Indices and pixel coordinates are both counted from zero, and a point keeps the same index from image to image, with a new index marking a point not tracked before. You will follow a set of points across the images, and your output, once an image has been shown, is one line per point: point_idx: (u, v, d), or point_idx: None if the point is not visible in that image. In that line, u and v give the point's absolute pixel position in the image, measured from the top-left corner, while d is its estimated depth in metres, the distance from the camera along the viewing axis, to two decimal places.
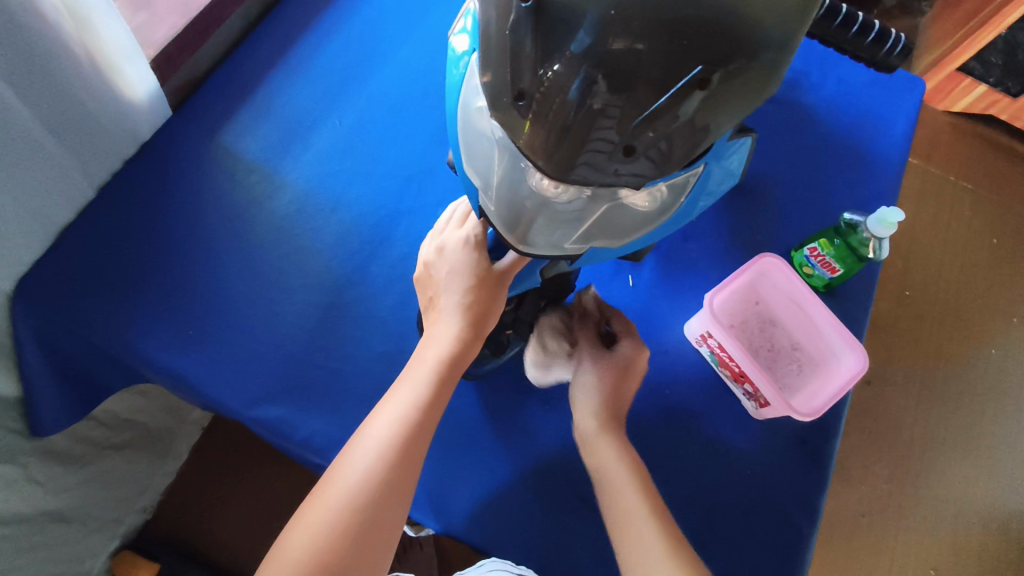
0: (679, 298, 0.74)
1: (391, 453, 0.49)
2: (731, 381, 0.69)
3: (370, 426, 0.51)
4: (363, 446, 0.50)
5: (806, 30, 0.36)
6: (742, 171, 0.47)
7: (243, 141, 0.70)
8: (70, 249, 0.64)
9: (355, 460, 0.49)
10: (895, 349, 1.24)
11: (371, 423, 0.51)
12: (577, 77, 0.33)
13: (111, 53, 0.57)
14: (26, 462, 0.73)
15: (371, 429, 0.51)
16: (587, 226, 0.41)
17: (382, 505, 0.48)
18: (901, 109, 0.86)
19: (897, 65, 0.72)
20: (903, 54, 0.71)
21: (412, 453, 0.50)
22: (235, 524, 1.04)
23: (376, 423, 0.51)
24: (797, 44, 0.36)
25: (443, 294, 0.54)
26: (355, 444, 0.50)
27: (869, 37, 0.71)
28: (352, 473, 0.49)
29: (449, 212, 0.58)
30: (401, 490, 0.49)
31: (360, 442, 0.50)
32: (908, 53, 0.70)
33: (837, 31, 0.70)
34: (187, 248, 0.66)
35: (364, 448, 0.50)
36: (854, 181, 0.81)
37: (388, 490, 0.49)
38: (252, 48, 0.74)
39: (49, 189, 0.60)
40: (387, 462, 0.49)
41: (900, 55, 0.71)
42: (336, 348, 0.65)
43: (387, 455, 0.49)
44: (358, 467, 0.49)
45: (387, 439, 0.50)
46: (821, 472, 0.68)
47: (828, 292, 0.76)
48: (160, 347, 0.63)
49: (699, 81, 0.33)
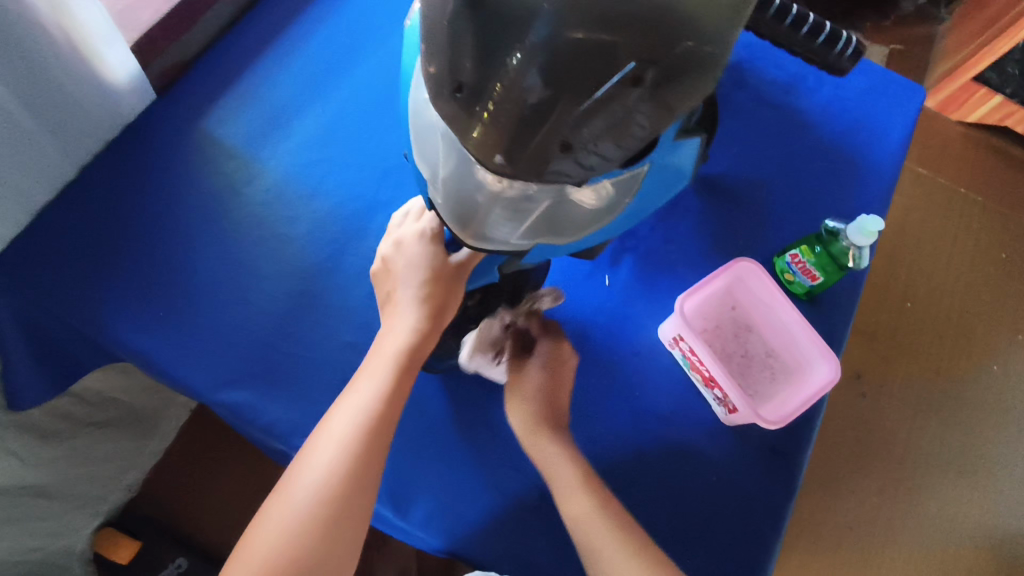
0: (654, 299, 0.74)
1: (354, 445, 0.49)
2: (703, 386, 0.69)
3: (333, 421, 0.51)
4: (325, 441, 0.50)
5: (740, 26, 0.36)
6: (690, 170, 0.47)
7: (224, 128, 0.71)
8: (48, 228, 0.65)
9: (319, 453, 0.49)
10: (892, 363, 1.22)
11: (333, 418, 0.51)
12: (527, 72, 0.33)
13: (89, 35, 0.58)
14: (5, 435, 0.74)
15: (334, 422, 0.51)
16: (531, 220, 0.41)
17: (350, 498, 0.48)
18: (898, 116, 0.84)
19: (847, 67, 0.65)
20: (854, 55, 0.64)
21: (376, 443, 0.50)
22: (219, 506, 1.06)
23: (338, 418, 0.51)
24: (731, 43, 0.36)
25: (400, 286, 0.54)
26: (316, 440, 0.50)
27: (819, 38, 0.63)
28: (315, 468, 0.49)
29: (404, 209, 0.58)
30: (367, 480, 0.49)
31: (323, 435, 0.50)
32: (860, 54, 0.63)
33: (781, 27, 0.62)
34: (163, 231, 0.67)
35: (327, 443, 0.50)
36: (841, 189, 0.80)
37: (354, 482, 0.49)
38: (238, 34, 0.74)
39: (26, 168, 0.61)
40: (350, 455, 0.49)
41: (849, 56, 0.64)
42: (306, 335, 0.66)
43: (350, 448, 0.49)
44: (322, 462, 0.49)
45: (350, 432, 0.50)
46: (790, 479, 0.68)
47: (809, 300, 0.74)
48: (131, 326, 0.64)
49: (632, 78, 0.33)
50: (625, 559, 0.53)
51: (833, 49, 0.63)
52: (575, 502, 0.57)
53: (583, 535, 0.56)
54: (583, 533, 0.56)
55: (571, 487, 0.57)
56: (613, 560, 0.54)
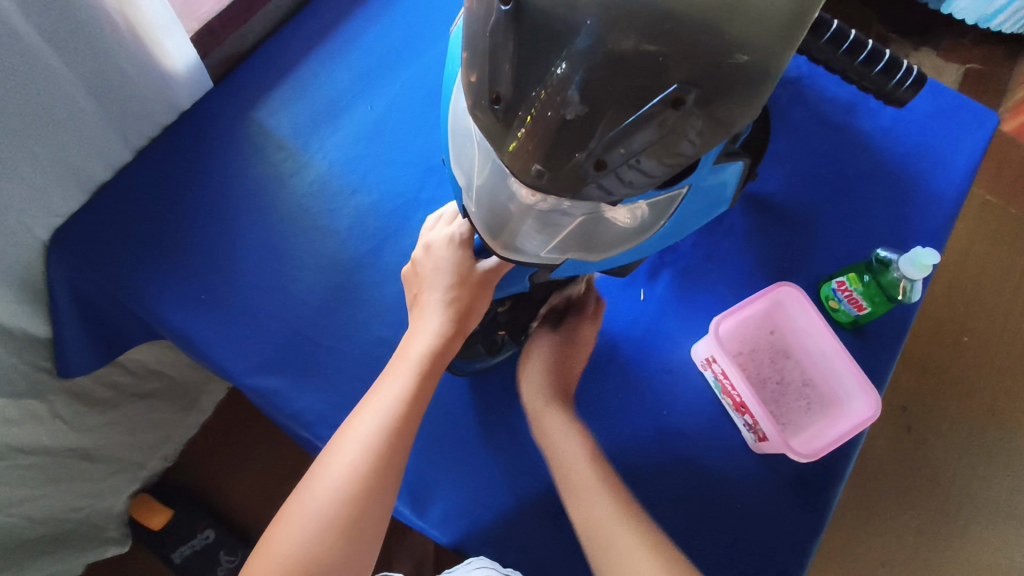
0: (690, 318, 0.72)
1: (377, 446, 0.49)
2: (733, 411, 0.67)
3: (357, 421, 0.51)
4: (349, 441, 0.49)
5: (793, 52, 0.35)
6: (730, 196, 0.46)
7: (276, 119, 0.72)
8: (102, 207, 0.68)
9: (342, 452, 0.49)
10: (944, 398, 1.17)
11: (357, 419, 0.51)
12: (574, 85, 0.32)
13: (151, 23, 0.60)
14: (53, 399, 0.78)
15: (358, 421, 0.50)
16: (562, 236, 0.41)
17: (373, 499, 0.48)
18: (967, 142, 0.79)
19: (906, 98, 0.63)
20: (913, 85, 0.62)
21: (399, 444, 0.50)
22: (250, 481, 1.09)
23: (362, 419, 0.50)
24: (781, 69, 0.34)
25: (427, 289, 0.54)
26: (340, 440, 0.50)
27: (877, 66, 0.61)
28: (337, 467, 0.48)
29: (438, 212, 0.59)
30: (390, 481, 0.49)
31: (347, 434, 0.50)
32: (920, 86, 0.61)
33: (843, 59, 0.60)
34: (210, 216, 0.69)
35: (351, 442, 0.49)
36: (899, 216, 0.76)
37: (377, 482, 0.48)
38: (297, 27, 0.76)
39: (87, 148, 0.64)
40: (373, 456, 0.49)
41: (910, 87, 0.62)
42: (338, 326, 0.67)
43: (373, 448, 0.49)
44: (344, 461, 0.48)
45: (374, 433, 0.49)
46: (819, 512, 0.65)
47: (854, 329, 0.71)
48: (173, 306, 0.66)
49: (673, 99, 0.32)
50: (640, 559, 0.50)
51: (892, 79, 0.61)
52: (585, 501, 0.54)
53: (592, 526, 0.53)
54: (591, 529, 0.53)
55: (585, 484, 0.55)
56: (627, 556, 0.50)
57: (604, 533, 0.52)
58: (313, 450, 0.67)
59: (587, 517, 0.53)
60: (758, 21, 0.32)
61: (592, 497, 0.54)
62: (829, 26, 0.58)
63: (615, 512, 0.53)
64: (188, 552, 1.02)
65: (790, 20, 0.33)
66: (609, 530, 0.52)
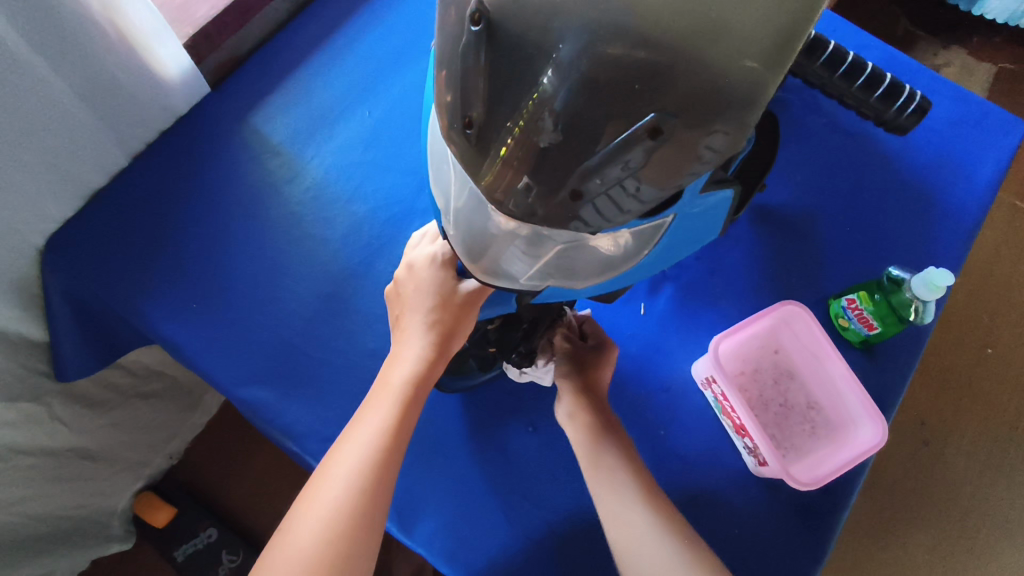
0: (693, 334, 0.70)
1: (362, 480, 0.48)
2: (733, 433, 0.64)
3: (339, 455, 0.49)
4: (332, 475, 0.48)
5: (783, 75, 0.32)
6: (722, 222, 0.44)
7: (271, 125, 0.71)
8: (97, 213, 0.67)
9: (325, 488, 0.47)
10: (963, 412, 1.12)
11: (340, 452, 0.49)
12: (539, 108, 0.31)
13: (140, 29, 0.59)
14: (52, 401, 0.78)
15: (341, 454, 0.49)
16: (542, 264, 0.39)
17: (359, 535, 0.46)
18: (991, 153, 0.76)
19: (908, 127, 0.60)
20: (916, 113, 0.59)
21: (384, 477, 0.49)
22: (253, 481, 1.09)
23: (345, 451, 0.49)
24: (770, 95, 0.32)
25: (409, 311, 0.53)
26: (322, 476, 0.48)
27: (876, 92, 0.59)
28: (321, 505, 0.46)
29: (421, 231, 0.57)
30: (376, 515, 0.48)
31: (330, 469, 0.48)
32: (921, 115, 0.58)
33: (838, 83, 0.58)
34: (204, 223, 0.68)
35: (335, 477, 0.48)
36: (916, 230, 0.73)
37: (363, 518, 0.47)
38: (295, 31, 0.74)
39: (79, 156, 0.63)
40: (357, 490, 0.47)
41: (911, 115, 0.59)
42: (329, 337, 0.66)
43: (358, 482, 0.47)
44: (327, 498, 0.47)
45: (357, 467, 0.48)
46: (820, 541, 0.63)
47: (864, 349, 0.69)
48: (165, 315, 0.66)
49: (650, 129, 0.30)
50: (630, 501, 0.54)
51: (891, 105, 0.59)
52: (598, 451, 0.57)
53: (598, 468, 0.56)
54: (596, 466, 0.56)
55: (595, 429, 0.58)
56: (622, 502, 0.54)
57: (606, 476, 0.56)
58: (302, 462, 0.66)
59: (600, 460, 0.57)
60: (745, 45, 0.30)
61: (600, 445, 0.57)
62: (823, 47, 0.56)
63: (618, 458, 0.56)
64: (189, 551, 1.03)
65: (777, 44, 0.31)
66: (607, 473, 0.55)
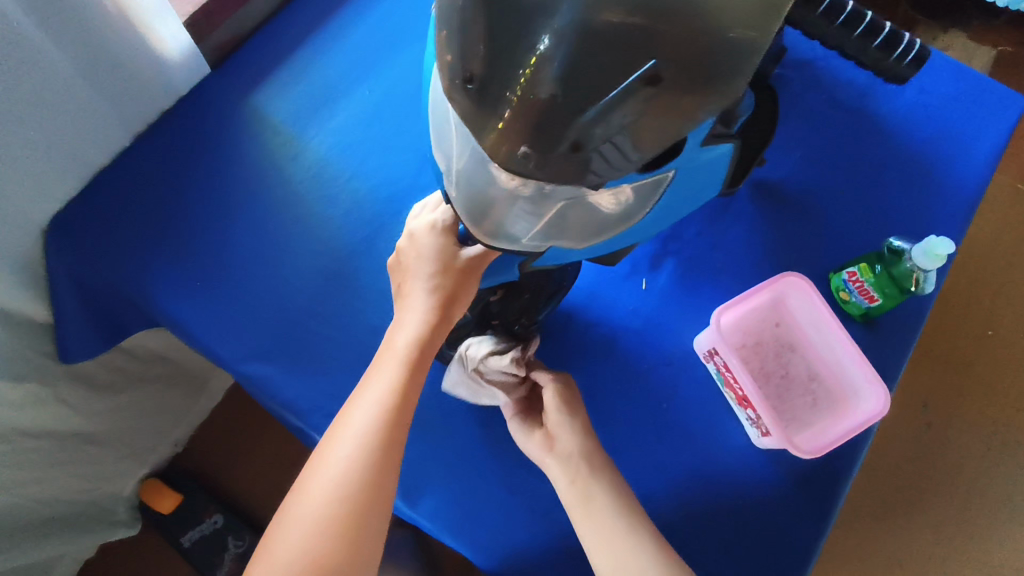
0: (694, 309, 0.70)
1: (370, 441, 0.48)
2: (736, 405, 0.65)
3: (348, 417, 0.50)
4: (342, 437, 0.49)
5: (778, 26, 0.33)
6: (721, 177, 0.44)
7: (273, 104, 0.72)
8: (100, 193, 0.68)
9: (336, 449, 0.48)
10: (965, 393, 1.13)
11: (348, 414, 0.50)
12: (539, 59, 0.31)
13: (143, 11, 0.60)
14: (57, 384, 0.79)
15: (350, 416, 0.50)
16: (545, 222, 0.39)
17: (371, 494, 0.47)
18: (991, 128, 0.76)
19: (908, 75, 0.60)
20: (916, 62, 0.60)
21: (392, 438, 0.49)
22: (257, 466, 1.10)
23: (354, 413, 0.50)
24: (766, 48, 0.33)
25: (411, 278, 0.53)
26: (333, 437, 0.49)
27: (876, 40, 0.59)
28: (332, 466, 0.48)
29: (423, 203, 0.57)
30: (387, 476, 0.48)
31: (340, 430, 0.49)
32: (923, 58, 0.58)
33: (837, 28, 0.57)
34: (206, 203, 0.69)
35: (344, 439, 0.49)
36: (916, 204, 0.73)
37: (373, 479, 0.47)
38: (294, 10, 0.74)
39: (82, 136, 0.64)
40: (366, 450, 0.48)
41: (912, 61, 0.60)
42: (332, 314, 0.66)
43: (366, 443, 0.48)
44: (338, 458, 0.48)
45: (365, 429, 0.49)
46: (822, 510, 0.63)
47: (865, 322, 0.69)
48: (170, 294, 0.67)
49: (650, 76, 0.30)
50: (626, 538, 0.51)
51: (892, 51, 0.59)
52: (591, 480, 0.54)
53: (589, 498, 0.53)
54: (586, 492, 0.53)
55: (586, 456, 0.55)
56: (619, 535, 0.51)
57: (600, 506, 0.53)
58: (307, 439, 0.66)
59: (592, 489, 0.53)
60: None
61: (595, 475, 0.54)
62: None
63: (612, 493, 0.53)
64: (196, 537, 1.03)
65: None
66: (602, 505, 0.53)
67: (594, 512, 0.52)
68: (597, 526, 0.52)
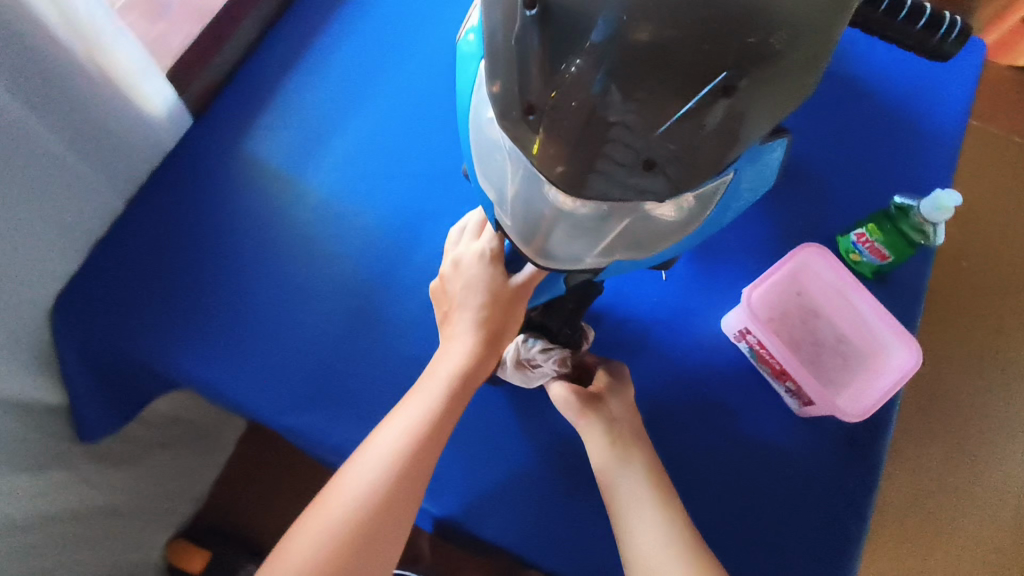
0: (716, 291, 0.71)
1: (397, 465, 0.48)
2: (773, 378, 0.66)
3: (379, 435, 0.50)
4: (369, 456, 0.49)
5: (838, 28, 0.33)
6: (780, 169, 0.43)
7: (265, 149, 0.70)
8: (101, 262, 0.65)
9: (361, 468, 0.48)
10: (957, 327, 1.17)
11: (380, 432, 0.50)
12: (605, 82, 0.30)
13: (128, 71, 0.58)
14: (78, 465, 0.75)
15: (381, 436, 0.50)
16: (608, 239, 0.39)
17: (387, 519, 0.47)
18: (959, 76, 0.79)
19: (953, 52, 0.66)
20: (958, 39, 0.65)
21: (421, 467, 0.49)
22: (284, 512, 1.07)
23: (385, 433, 0.50)
24: (827, 50, 0.33)
25: (459, 309, 0.53)
26: (360, 454, 0.50)
27: (919, 24, 0.64)
28: (354, 484, 0.48)
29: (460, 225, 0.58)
30: (406, 503, 0.48)
31: (369, 448, 0.50)
32: (966, 37, 0.64)
33: (881, 16, 0.63)
34: (214, 257, 0.66)
35: (370, 458, 0.49)
36: (906, 158, 0.75)
37: (391, 505, 0.47)
38: (270, 51, 0.74)
39: (78, 207, 0.61)
40: (392, 474, 0.48)
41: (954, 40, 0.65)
42: (365, 350, 0.65)
43: (393, 466, 0.48)
44: (361, 478, 0.48)
45: (393, 450, 0.49)
46: (868, 465, 0.65)
47: (878, 280, 0.71)
48: (193, 357, 0.64)
49: (723, 88, 0.30)
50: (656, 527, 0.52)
51: (936, 32, 0.64)
52: (629, 473, 0.55)
53: (623, 486, 0.54)
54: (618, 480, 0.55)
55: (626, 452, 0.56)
56: (650, 522, 0.52)
57: (634, 495, 0.54)
58: None
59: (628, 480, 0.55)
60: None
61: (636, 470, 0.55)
62: None
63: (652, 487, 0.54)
64: None
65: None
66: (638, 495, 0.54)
67: (630, 499, 0.54)
68: (627, 512, 0.53)
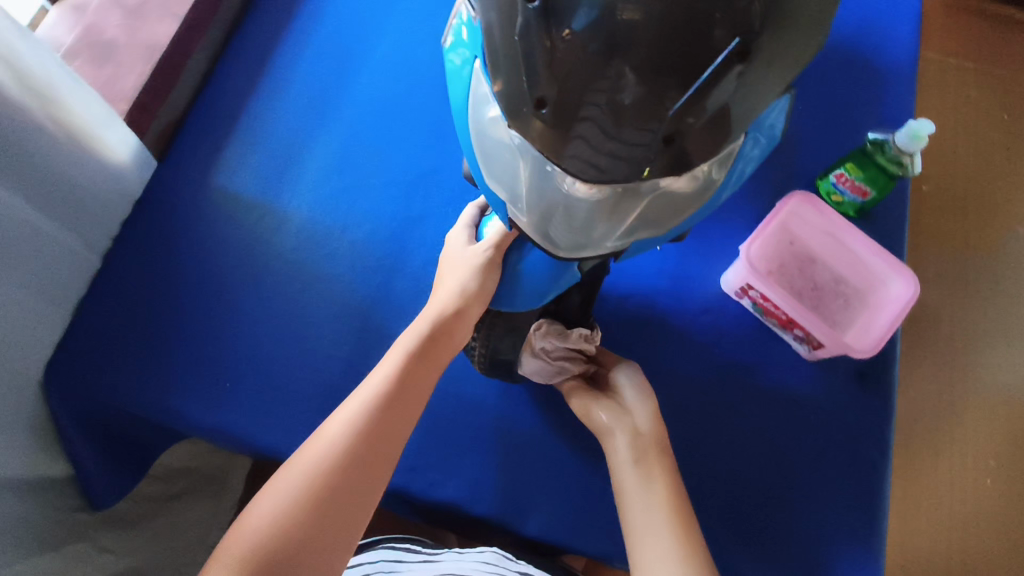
0: (710, 252, 0.72)
1: (374, 410, 0.47)
2: (780, 328, 0.67)
3: (359, 387, 0.50)
4: (348, 405, 0.48)
5: None
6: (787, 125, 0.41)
7: (237, 179, 0.68)
8: (88, 322, 0.63)
9: (339, 415, 0.47)
10: None
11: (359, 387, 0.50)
12: (615, 67, 0.30)
13: (76, 117, 0.56)
14: (95, 536, 0.72)
15: (360, 388, 0.49)
16: (630, 220, 0.39)
17: (365, 462, 0.44)
18: (902, 11, 0.82)
19: None
20: None
21: (398, 417, 0.48)
22: None
23: (364, 386, 0.50)
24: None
25: (443, 284, 0.57)
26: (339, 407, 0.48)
27: None
28: (332, 428, 0.46)
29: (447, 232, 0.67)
30: (384, 449, 0.46)
31: (348, 400, 0.48)
32: None
33: None
34: (205, 297, 0.64)
35: (348, 406, 0.47)
36: (868, 96, 0.77)
37: (368, 446, 0.45)
38: (226, 79, 0.73)
39: (54, 268, 0.59)
40: (371, 418, 0.46)
41: None
42: (376, 366, 0.63)
43: (371, 410, 0.47)
44: (338, 422, 0.46)
45: (372, 398, 0.48)
46: (884, 395, 0.67)
47: (861, 217, 0.73)
48: (198, 406, 0.61)
49: (738, 54, 0.30)
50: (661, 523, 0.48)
51: None
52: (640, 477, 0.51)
53: (631, 486, 0.51)
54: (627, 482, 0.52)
55: (636, 454, 0.53)
56: (654, 519, 0.48)
57: (639, 491, 0.51)
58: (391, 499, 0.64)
59: (634, 479, 0.51)
60: None
61: (652, 471, 0.51)
62: None
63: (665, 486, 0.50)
64: None
65: None
66: (646, 494, 0.50)
67: (636, 497, 0.51)
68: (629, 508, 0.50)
